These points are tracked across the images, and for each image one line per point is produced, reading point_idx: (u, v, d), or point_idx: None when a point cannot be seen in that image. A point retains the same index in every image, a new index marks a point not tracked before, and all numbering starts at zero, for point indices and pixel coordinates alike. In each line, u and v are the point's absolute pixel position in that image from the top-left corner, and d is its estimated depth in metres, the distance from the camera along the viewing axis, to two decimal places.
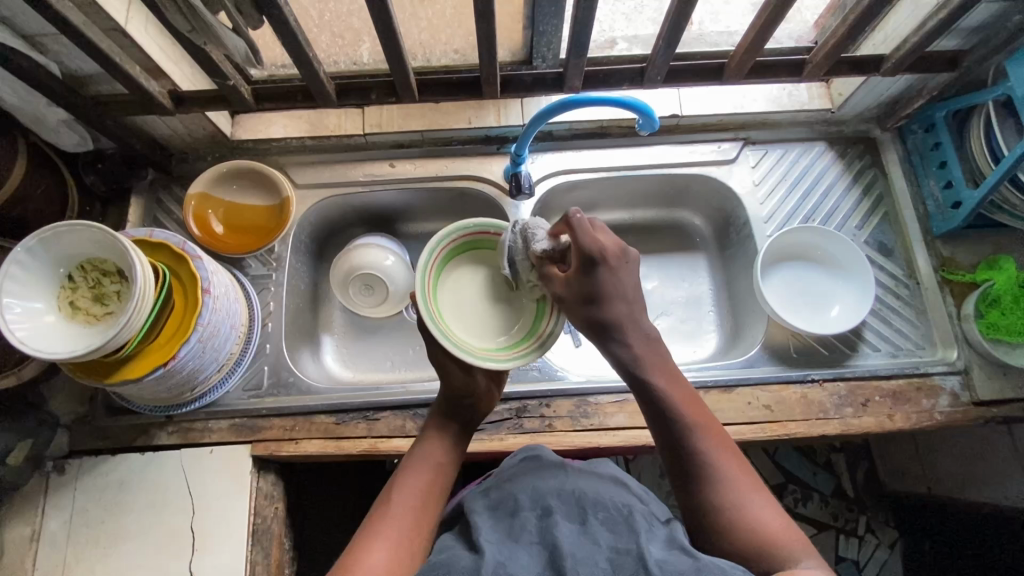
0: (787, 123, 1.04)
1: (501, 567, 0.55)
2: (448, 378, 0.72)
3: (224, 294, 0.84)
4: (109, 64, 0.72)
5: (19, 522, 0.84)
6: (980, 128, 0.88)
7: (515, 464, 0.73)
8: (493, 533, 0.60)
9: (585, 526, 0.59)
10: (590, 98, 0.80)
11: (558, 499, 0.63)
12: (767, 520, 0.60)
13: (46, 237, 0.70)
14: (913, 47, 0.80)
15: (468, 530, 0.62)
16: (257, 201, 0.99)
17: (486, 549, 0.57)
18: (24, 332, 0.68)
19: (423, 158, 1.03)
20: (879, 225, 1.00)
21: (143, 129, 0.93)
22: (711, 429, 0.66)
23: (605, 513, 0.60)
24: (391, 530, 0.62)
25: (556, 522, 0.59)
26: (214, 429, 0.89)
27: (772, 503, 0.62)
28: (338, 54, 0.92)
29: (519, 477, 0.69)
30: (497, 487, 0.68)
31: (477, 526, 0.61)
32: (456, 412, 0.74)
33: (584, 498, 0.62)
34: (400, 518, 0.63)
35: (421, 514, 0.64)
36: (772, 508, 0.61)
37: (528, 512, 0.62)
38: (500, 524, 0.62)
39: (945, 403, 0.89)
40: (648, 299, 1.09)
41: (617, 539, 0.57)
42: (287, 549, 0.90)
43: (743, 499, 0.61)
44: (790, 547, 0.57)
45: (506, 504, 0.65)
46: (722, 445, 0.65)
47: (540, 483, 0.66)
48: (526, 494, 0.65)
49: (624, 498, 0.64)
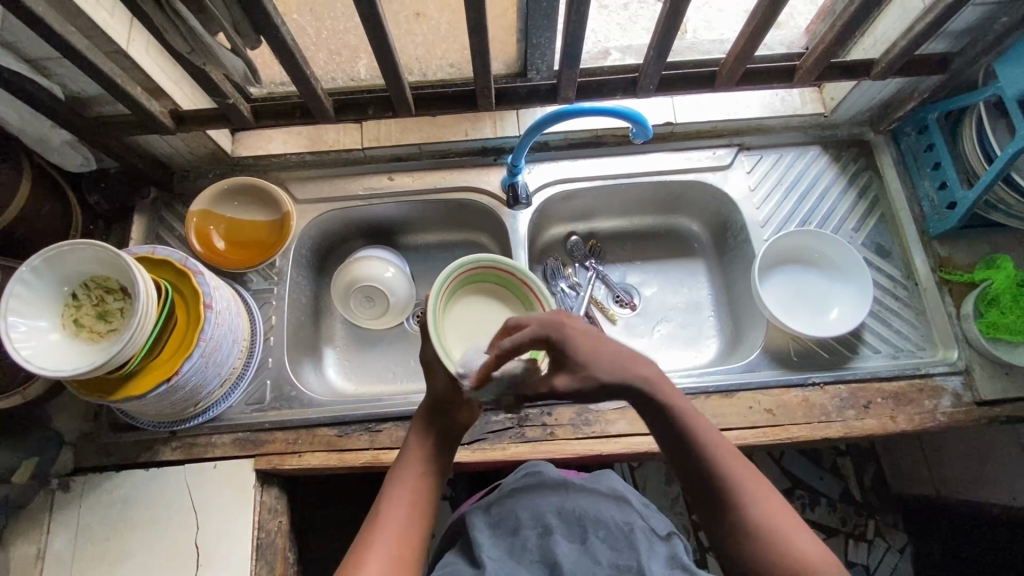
0: (781, 128, 1.06)
1: None
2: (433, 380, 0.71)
3: (225, 309, 0.84)
4: (111, 85, 0.74)
5: (24, 541, 0.84)
6: (972, 129, 0.88)
7: (516, 476, 0.76)
8: (494, 551, 0.66)
9: (586, 543, 0.65)
10: (583, 108, 0.81)
11: (558, 517, 0.68)
12: (802, 546, 0.58)
13: (50, 256, 0.71)
14: (901, 51, 0.81)
15: (470, 546, 0.68)
16: (257, 217, 1.00)
17: (489, 568, 0.63)
18: (29, 350, 0.69)
19: (420, 171, 1.04)
20: (876, 227, 1.01)
21: (144, 148, 0.94)
22: (731, 453, 0.62)
23: (606, 531, 0.66)
24: (382, 544, 0.62)
25: (555, 541, 0.65)
26: (218, 443, 0.90)
27: (801, 526, 0.59)
28: (335, 70, 0.94)
29: (521, 492, 0.72)
30: (498, 502, 0.72)
31: (479, 544, 0.67)
32: (439, 417, 0.72)
33: (585, 517, 0.68)
34: (388, 531, 0.63)
35: (409, 526, 0.64)
36: (801, 531, 0.59)
37: (529, 531, 0.67)
38: (503, 541, 0.67)
39: (947, 403, 0.89)
40: (648, 306, 1.09)
41: (617, 557, 0.64)
42: (292, 563, 0.89)
43: (775, 525, 0.59)
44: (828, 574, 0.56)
45: (507, 521, 0.69)
46: (743, 467, 0.62)
47: (540, 500, 0.71)
48: (526, 511, 0.69)
49: (626, 515, 0.69)
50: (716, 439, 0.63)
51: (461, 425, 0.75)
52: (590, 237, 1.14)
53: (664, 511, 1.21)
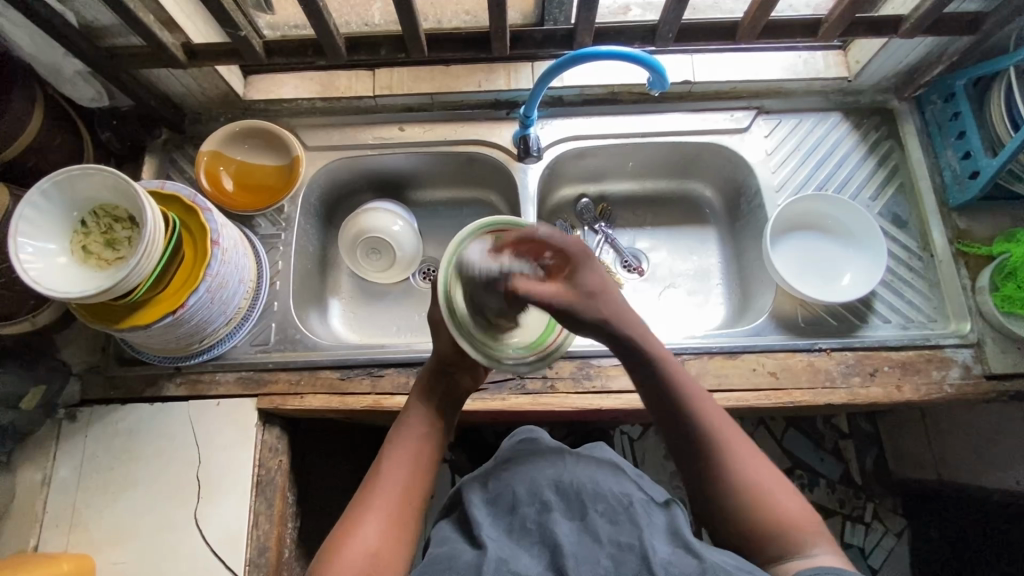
0: (802, 92, 1.03)
1: (504, 562, 0.60)
2: (438, 344, 0.73)
3: (232, 248, 0.84)
4: (122, 8, 0.73)
5: (30, 467, 0.86)
6: (1000, 96, 0.85)
7: (513, 450, 0.78)
8: (494, 530, 0.67)
9: (586, 519, 0.65)
10: (601, 52, 0.79)
11: (556, 493, 0.69)
12: (783, 503, 0.61)
13: (60, 179, 0.71)
14: (932, 5, 0.79)
15: (469, 522, 0.69)
16: (267, 161, 1.00)
17: (488, 543, 0.64)
18: (37, 272, 0.70)
19: (431, 122, 1.03)
20: (894, 196, 0.99)
21: (158, 85, 0.94)
22: (718, 414, 0.66)
23: (605, 505, 0.66)
24: (381, 501, 0.64)
25: (555, 518, 0.65)
26: (222, 381, 0.91)
27: (786, 485, 0.63)
28: (349, 14, 0.94)
29: (517, 466, 0.74)
30: (495, 478, 0.74)
31: (476, 521, 0.68)
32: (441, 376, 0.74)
33: (583, 491, 0.68)
34: (387, 491, 0.65)
35: (412, 480, 0.66)
36: (787, 491, 0.62)
37: (528, 508, 0.68)
38: (501, 518, 0.68)
39: (955, 374, 0.88)
40: (656, 271, 1.08)
41: (618, 533, 0.63)
42: (290, 503, 0.90)
43: (754, 478, 0.62)
44: (810, 534, 0.59)
45: (504, 498, 0.70)
46: (733, 431, 0.65)
47: (538, 474, 0.72)
48: (524, 487, 0.70)
49: (624, 488, 0.70)
50: (698, 391, 0.66)
51: (464, 389, 0.76)
52: (601, 200, 1.13)
53: (662, 483, 1.20)
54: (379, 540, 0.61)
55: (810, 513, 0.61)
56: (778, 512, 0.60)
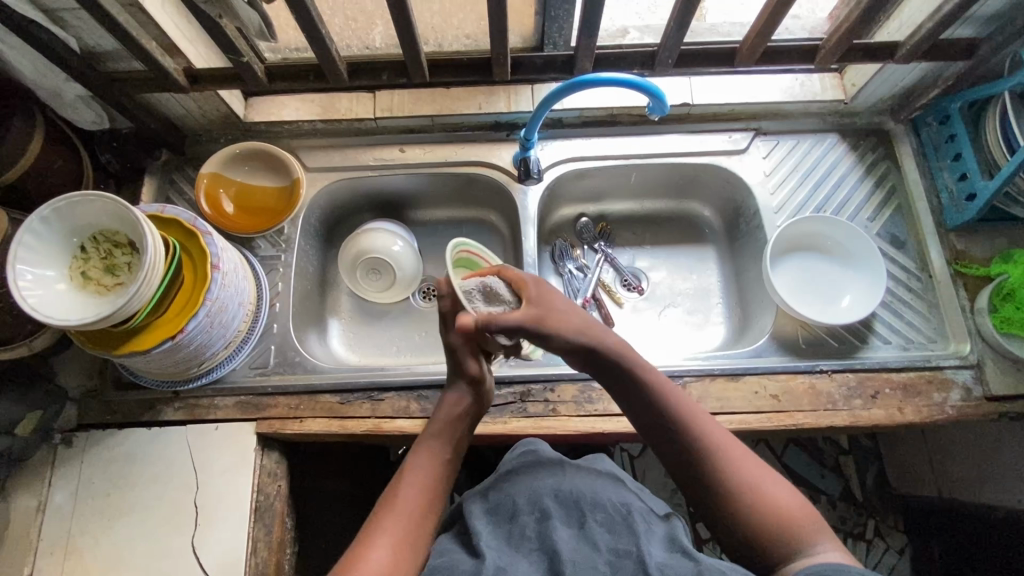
0: (799, 114, 1.04)
1: (502, 572, 0.60)
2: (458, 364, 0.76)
3: (232, 270, 0.84)
4: (124, 36, 0.74)
5: (24, 494, 0.85)
6: (995, 120, 0.86)
7: (512, 461, 0.77)
8: (492, 540, 0.66)
9: (584, 527, 0.65)
10: (600, 78, 0.79)
11: (555, 501, 0.68)
12: (773, 492, 0.62)
13: (60, 206, 0.71)
14: (927, 33, 0.80)
15: (469, 536, 0.67)
16: (267, 182, 1.00)
17: (487, 554, 0.63)
18: (35, 299, 0.69)
19: (432, 144, 1.04)
20: (892, 217, 0.99)
21: (158, 108, 0.94)
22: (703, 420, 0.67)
23: (604, 513, 0.67)
24: (392, 521, 0.65)
25: (554, 526, 0.65)
26: (221, 405, 0.90)
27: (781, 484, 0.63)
28: (351, 37, 0.94)
29: (518, 476, 0.73)
30: (496, 488, 0.73)
31: (477, 533, 0.66)
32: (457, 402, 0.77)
33: (582, 500, 0.68)
34: (399, 511, 0.66)
35: (422, 500, 0.68)
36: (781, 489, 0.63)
37: (527, 516, 0.67)
38: (500, 527, 0.68)
39: (956, 397, 0.88)
40: (656, 291, 1.08)
41: (616, 541, 0.63)
42: (289, 528, 0.89)
43: (746, 479, 0.63)
44: (812, 531, 0.60)
45: (504, 507, 0.70)
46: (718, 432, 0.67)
47: (537, 483, 0.71)
48: (523, 496, 0.70)
49: (623, 497, 0.70)
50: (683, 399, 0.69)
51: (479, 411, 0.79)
52: (600, 219, 1.13)
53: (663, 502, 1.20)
54: (391, 558, 0.62)
55: (806, 505, 0.62)
56: (777, 510, 0.61)
